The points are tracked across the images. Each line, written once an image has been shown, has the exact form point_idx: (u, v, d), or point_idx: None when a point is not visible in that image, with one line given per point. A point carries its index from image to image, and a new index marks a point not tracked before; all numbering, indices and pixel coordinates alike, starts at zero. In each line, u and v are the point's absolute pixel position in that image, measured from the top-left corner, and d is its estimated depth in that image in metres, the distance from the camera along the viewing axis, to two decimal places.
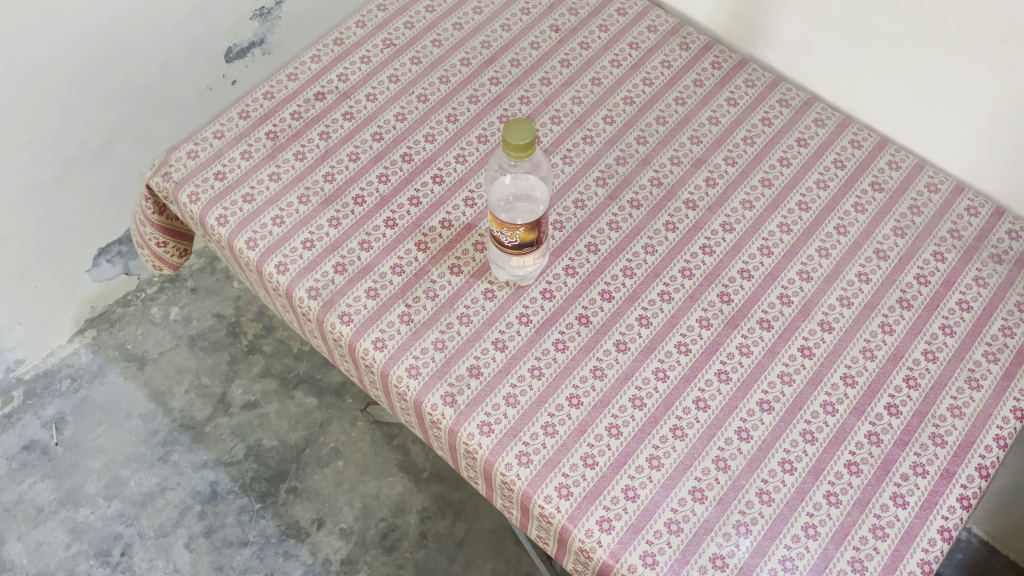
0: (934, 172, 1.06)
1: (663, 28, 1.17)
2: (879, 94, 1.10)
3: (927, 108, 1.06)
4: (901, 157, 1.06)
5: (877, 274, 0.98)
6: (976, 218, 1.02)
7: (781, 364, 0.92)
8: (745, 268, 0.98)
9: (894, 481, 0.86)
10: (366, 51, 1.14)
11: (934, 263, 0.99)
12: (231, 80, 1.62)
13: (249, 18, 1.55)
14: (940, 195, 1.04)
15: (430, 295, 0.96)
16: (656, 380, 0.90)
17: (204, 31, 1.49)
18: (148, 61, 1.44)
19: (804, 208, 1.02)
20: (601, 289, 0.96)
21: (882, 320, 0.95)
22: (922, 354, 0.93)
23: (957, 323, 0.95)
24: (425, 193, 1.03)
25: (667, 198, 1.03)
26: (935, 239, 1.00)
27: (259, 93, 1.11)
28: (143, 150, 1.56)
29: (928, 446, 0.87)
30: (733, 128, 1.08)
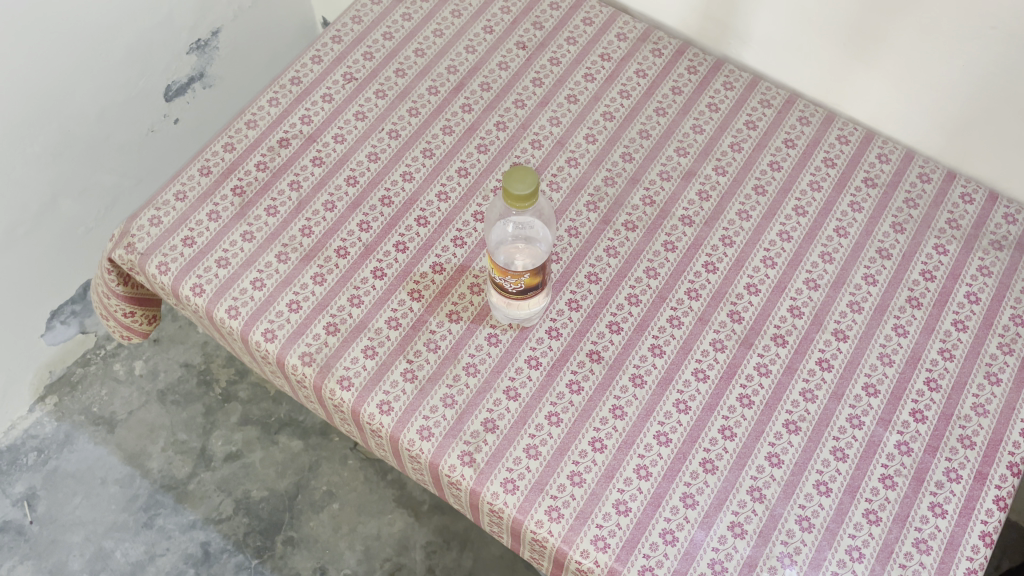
0: (924, 161, 1.04)
1: (633, 35, 1.13)
2: (861, 86, 1.07)
3: (911, 98, 1.04)
4: (890, 149, 1.04)
5: (882, 275, 0.96)
6: (972, 205, 1.01)
7: (802, 380, 0.89)
8: (751, 283, 0.95)
9: (929, 490, 0.84)
10: (327, 88, 1.08)
11: (937, 256, 0.97)
12: (173, 119, 1.53)
13: (186, 53, 1.46)
14: (933, 184, 1.02)
15: (432, 348, 0.91)
16: (678, 412, 0.87)
17: (140, 72, 1.40)
18: (86, 112, 1.35)
19: (801, 212, 0.99)
20: (609, 320, 0.92)
21: (895, 322, 0.93)
22: (939, 353, 0.91)
23: (969, 317, 0.93)
24: (410, 237, 0.97)
25: (662, 216, 0.99)
26: (934, 231, 0.99)
27: (218, 144, 1.03)
28: (89, 204, 1.46)
29: (958, 449, 0.86)
30: (718, 134, 1.05)
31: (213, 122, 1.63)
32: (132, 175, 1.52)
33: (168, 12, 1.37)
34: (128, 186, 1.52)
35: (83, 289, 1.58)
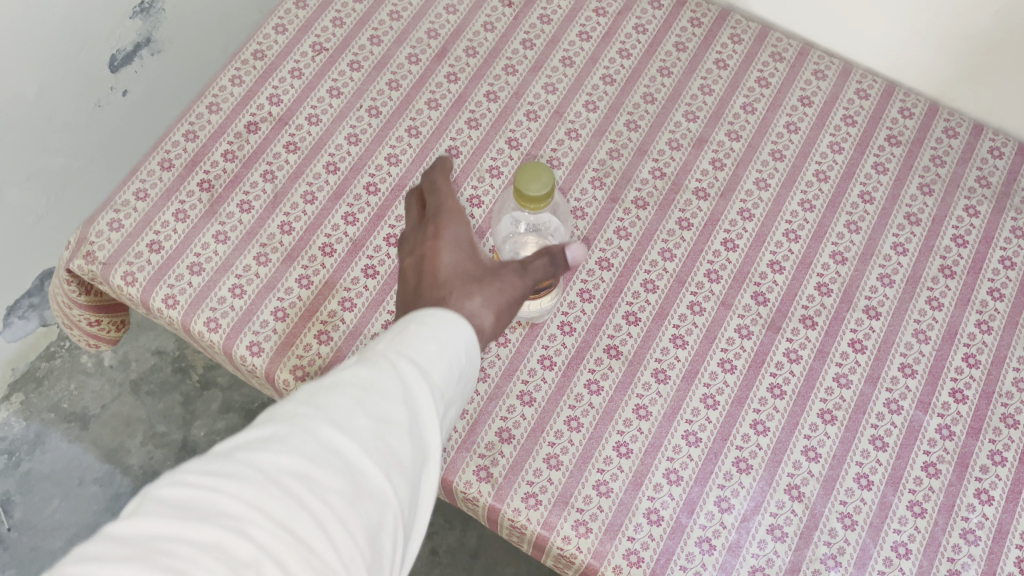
0: (949, 114, 0.96)
1: None
2: (882, 35, 0.99)
3: (934, 46, 0.96)
4: (913, 102, 0.96)
5: (912, 243, 0.89)
6: (1002, 159, 0.94)
7: (835, 365, 0.83)
8: (775, 260, 0.88)
9: (974, 476, 0.80)
10: (295, 62, 0.97)
11: (968, 219, 0.91)
12: (120, 91, 1.40)
13: (129, 17, 1.32)
14: (960, 138, 0.95)
15: None
16: (706, 409, 0.81)
17: (81, 43, 1.26)
18: (23, 92, 1.22)
19: (823, 177, 0.92)
20: (625, 311, 0.85)
21: (929, 295, 0.87)
22: (976, 326, 0.86)
23: (1004, 285, 0.88)
24: (402, 228, 0.89)
25: (675, 190, 0.91)
26: (964, 191, 0.92)
27: (178, 133, 0.93)
28: (36, 191, 1.34)
29: (1001, 430, 0.81)
30: (729, 94, 0.96)
31: (166, 92, 1.50)
32: (82, 155, 1.39)
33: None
34: (78, 167, 1.40)
35: (41, 280, 1.47)
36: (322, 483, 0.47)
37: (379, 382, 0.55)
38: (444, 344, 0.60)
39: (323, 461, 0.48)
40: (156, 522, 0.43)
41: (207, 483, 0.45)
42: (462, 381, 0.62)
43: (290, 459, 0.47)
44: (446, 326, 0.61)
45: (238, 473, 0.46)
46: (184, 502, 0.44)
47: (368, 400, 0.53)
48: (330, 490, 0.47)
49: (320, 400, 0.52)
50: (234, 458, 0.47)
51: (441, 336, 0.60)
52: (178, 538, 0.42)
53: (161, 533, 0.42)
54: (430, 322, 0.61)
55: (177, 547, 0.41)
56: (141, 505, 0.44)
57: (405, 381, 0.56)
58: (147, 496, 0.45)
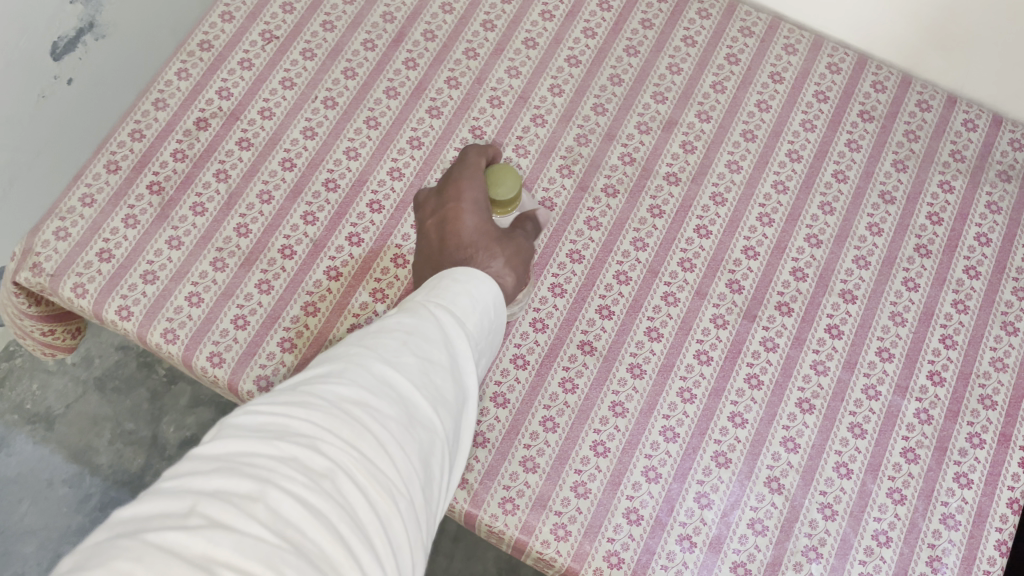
0: (923, 86, 0.94)
1: None
2: (852, 6, 0.96)
3: (906, 18, 0.93)
4: (885, 75, 0.94)
5: (888, 223, 0.88)
6: (976, 132, 0.92)
7: (812, 353, 0.82)
8: (749, 246, 0.86)
9: (953, 459, 0.79)
10: (244, 52, 0.92)
11: (943, 195, 0.89)
12: None
13: None
14: (933, 112, 0.93)
15: None
16: (683, 403, 0.80)
17: None
18: None
19: (796, 157, 0.90)
20: (598, 305, 0.83)
21: (905, 276, 0.86)
22: (953, 306, 0.85)
23: (980, 262, 0.87)
24: (364, 226, 0.85)
25: (645, 176, 0.88)
26: (938, 167, 0.90)
27: (124, 132, 0.88)
28: None
29: (979, 412, 0.81)
30: (698, 74, 0.93)
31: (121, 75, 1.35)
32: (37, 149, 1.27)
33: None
34: None
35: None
36: (380, 411, 0.48)
37: (422, 326, 0.56)
38: (475, 300, 0.61)
39: (379, 391, 0.50)
40: (235, 442, 0.44)
41: (276, 412, 0.47)
42: (491, 337, 0.63)
43: (350, 389, 0.49)
44: (477, 280, 0.62)
45: (303, 401, 0.47)
46: (257, 428, 0.45)
47: (415, 342, 0.54)
48: (386, 417, 0.49)
49: (368, 343, 0.54)
50: (298, 392, 0.49)
51: (472, 291, 0.61)
52: (256, 451, 0.43)
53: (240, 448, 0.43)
54: (461, 279, 0.61)
55: (257, 459, 0.43)
56: (215, 434, 0.45)
57: (444, 330, 0.57)
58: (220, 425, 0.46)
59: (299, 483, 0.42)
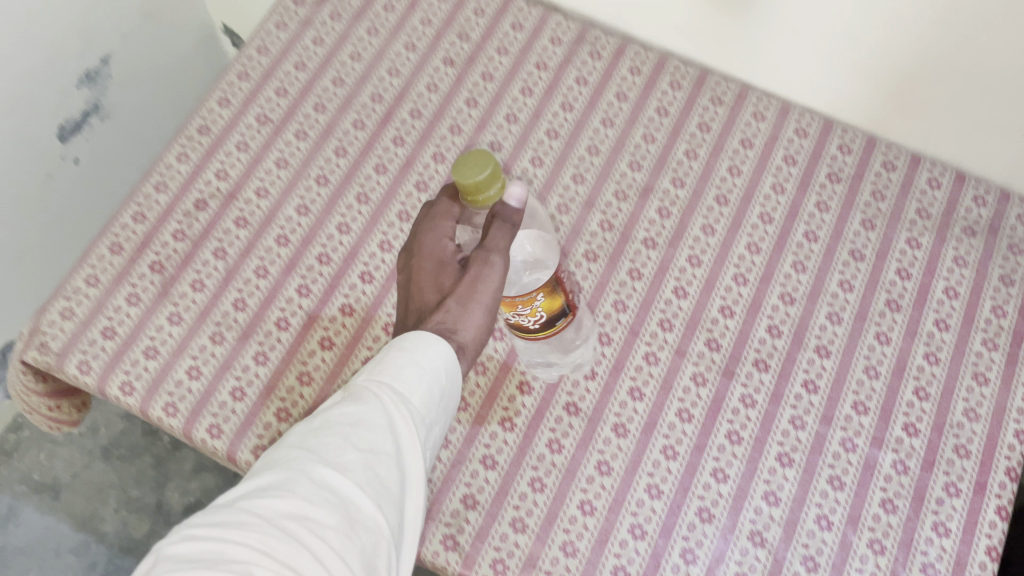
0: (887, 147, 0.98)
1: (568, 38, 1.04)
2: (812, 74, 1.01)
3: (865, 85, 0.98)
4: (850, 138, 0.98)
5: (858, 279, 0.91)
6: (940, 189, 0.96)
7: (789, 407, 0.85)
8: (725, 305, 0.90)
9: (931, 509, 0.81)
10: (240, 135, 0.98)
11: (911, 251, 0.92)
12: (71, 159, 1.40)
13: (75, 87, 1.32)
14: (898, 171, 0.97)
15: None
16: (666, 460, 0.82)
17: (27, 118, 1.25)
18: None
19: (767, 219, 0.94)
20: (582, 366, 0.87)
21: (876, 330, 0.89)
22: (925, 359, 0.87)
23: (950, 314, 0.89)
24: (357, 297, 0.89)
25: (624, 241, 0.93)
26: (905, 224, 0.94)
27: (127, 216, 0.93)
28: None
29: (954, 461, 0.83)
30: (672, 142, 0.98)
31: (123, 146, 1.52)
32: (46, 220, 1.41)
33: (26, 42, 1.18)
34: (29, 241, 1.39)
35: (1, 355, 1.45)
36: (316, 519, 0.54)
37: (365, 416, 0.62)
38: (423, 367, 0.66)
39: (318, 498, 0.55)
40: (179, 567, 0.51)
41: (214, 534, 0.53)
42: (445, 402, 0.68)
43: (290, 502, 0.55)
44: (423, 350, 0.67)
45: (241, 521, 0.53)
46: (199, 550, 0.52)
47: (357, 435, 0.60)
48: (326, 527, 0.54)
49: (312, 445, 0.60)
50: (242, 507, 0.55)
51: (418, 360, 0.66)
52: None
53: (179, 575, 0.50)
54: (409, 348, 0.67)
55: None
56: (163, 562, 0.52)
57: (387, 412, 0.62)
58: (171, 544, 0.53)
59: None
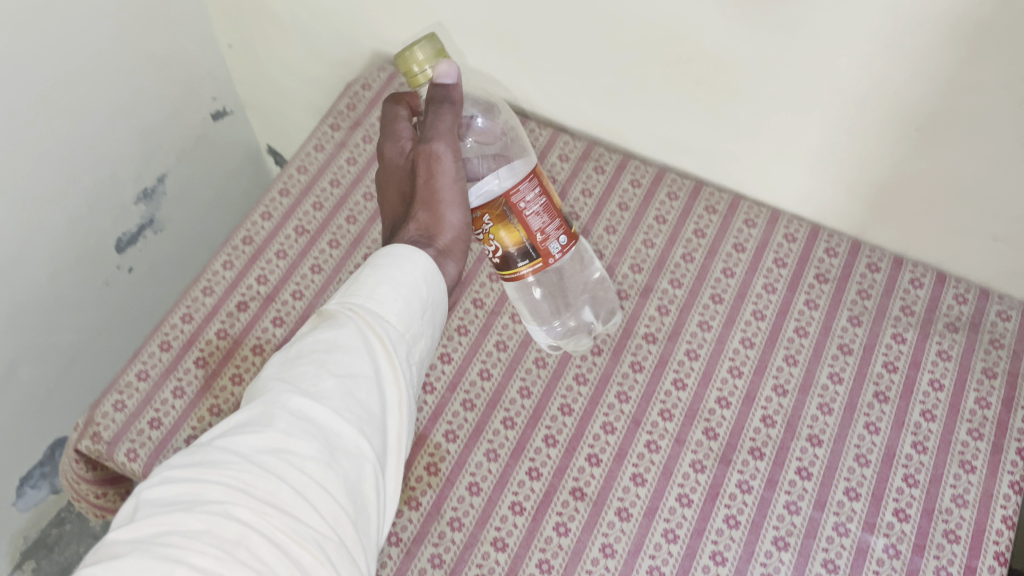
0: (870, 251, 1.14)
1: (574, 154, 1.24)
2: (800, 184, 1.15)
3: (849, 198, 1.13)
4: (836, 242, 1.15)
5: (847, 371, 1.04)
6: (922, 289, 1.10)
7: (796, 459, 0.98)
8: (722, 397, 1.03)
9: (934, 549, 0.92)
10: (280, 245, 1.16)
11: (897, 346, 1.06)
12: (126, 268, 1.62)
13: (134, 203, 1.57)
14: (882, 272, 1.12)
15: (432, 471, 0.99)
16: (682, 506, 0.95)
17: (86, 232, 1.46)
18: (36, 279, 1.38)
19: (760, 316, 1.09)
20: (587, 454, 1.00)
21: (866, 420, 1.00)
22: (913, 447, 0.98)
23: (936, 405, 1.01)
24: (436, 374, 1.07)
25: (627, 335, 1.09)
26: (891, 321, 1.08)
27: (177, 316, 1.10)
28: (44, 367, 1.48)
29: (944, 545, 0.92)
30: (670, 246, 1.16)
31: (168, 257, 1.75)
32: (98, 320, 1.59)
33: (100, 156, 1.42)
34: (85, 340, 1.57)
35: (52, 449, 1.60)
36: (296, 452, 0.66)
37: (342, 339, 0.73)
38: (396, 283, 0.78)
39: (295, 431, 0.66)
40: (159, 510, 0.62)
41: (190, 478, 0.63)
42: (427, 312, 0.80)
43: (268, 437, 0.66)
44: (396, 268, 0.79)
45: (219, 462, 0.64)
46: (177, 493, 0.63)
47: (334, 360, 0.72)
48: (305, 456, 0.66)
49: (293, 373, 0.71)
50: (218, 447, 0.66)
51: (390, 277, 0.78)
52: (170, 532, 0.60)
53: (160, 515, 0.61)
54: (381, 266, 0.79)
55: (172, 531, 0.60)
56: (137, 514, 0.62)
57: (362, 332, 0.74)
58: (154, 486, 0.64)
59: (210, 556, 0.59)
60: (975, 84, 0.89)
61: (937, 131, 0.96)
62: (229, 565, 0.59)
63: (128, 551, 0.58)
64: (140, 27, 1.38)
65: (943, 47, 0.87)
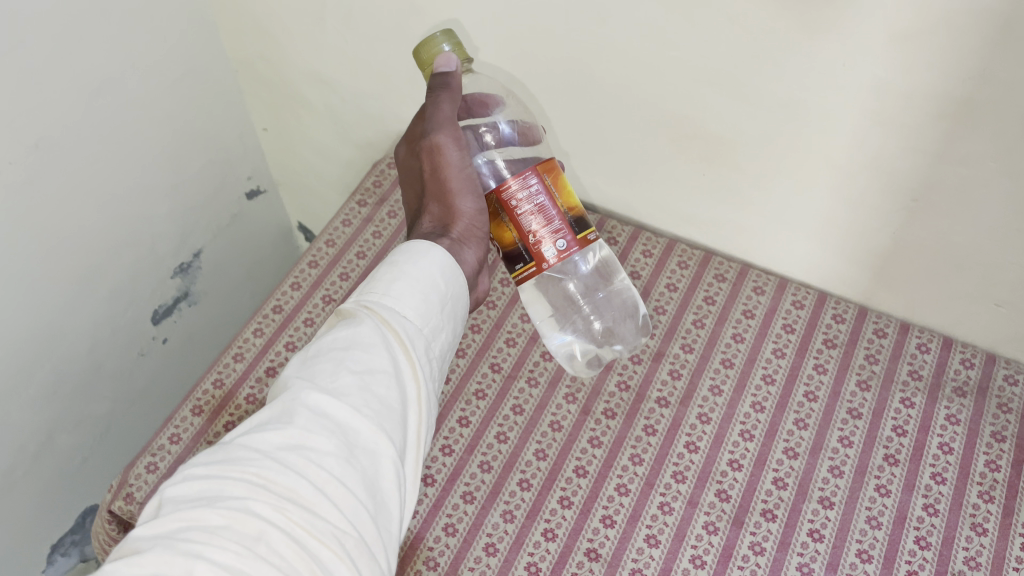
0: (877, 317, 1.14)
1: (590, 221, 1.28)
2: (804, 256, 1.18)
3: (859, 270, 1.14)
4: (843, 308, 1.15)
5: (874, 381, 1.07)
6: (929, 354, 1.09)
7: (827, 459, 1.00)
8: (745, 429, 1.03)
9: (961, 546, 0.92)
10: (308, 313, 1.21)
11: (914, 381, 1.06)
12: (161, 339, 1.57)
13: (170, 277, 1.55)
14: (889, 338, 1.11)
15: (468, 499, 0.99)
16: (721, 501, 0.97)
17: (128, 301, 1.45)
18: (78, 347, 1.36)
19: (780, 354, 1.10)
20: (631, 452, 1.02)
21: (893, 424, 1.02)
22: (939, 448, 1.00)
23: (959, 411, 1.03)
24: (471, 411, 1.07)
25: (660, 354, 1.11)
26: (907, 359, 1.09)
27: (208, 382, 1.14)
28: (82, 435, 1.43)
29: (972, 538, 0.93)
30: (690, 292, 1.18)
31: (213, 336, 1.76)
32: (130, 393, 1.52)
33: (150, 244, 1.46)
34: (120, 411, 1.51)
35: (83, 516, 1.49)
36: (315, 449, 0.64)
37: (360, 335, 0.72)
38: (413, 277, 0.78)
39: (315, 427, 0.65)
40: (180, 505, 0.61)
41: (212, 474, 0.62)
42: (446, 309, 0.80)
43: (288, 433, 0.65)
44: (414, 262, 0.79)
45: (239, 459, 0.63)
46: (199, 489, 0.62)
47: (353, 356, 0.71)
48: (322, 453, 0.64)
49: (310, 370, 0.70)
50: (240, 444, 0.65)
51: (405, 271, 0.78)
52: (189, 529, 0.58)
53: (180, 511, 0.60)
54: (399, 262, 0.79)
55: (194, 527, 0.59)
56: (160, 510, 0.61)
57: (380, 329, 0.74)
58: (176, 482, 0.63)
59: (231, 552, 0.57)
60: (965, 156, 0.93)
61: (941, 201, 0.99)
62: (249, 561, 0.57)
63: (151, 547, 0.57)
64: (184, 102, 1.44)
65: (934, 113, 0.91)
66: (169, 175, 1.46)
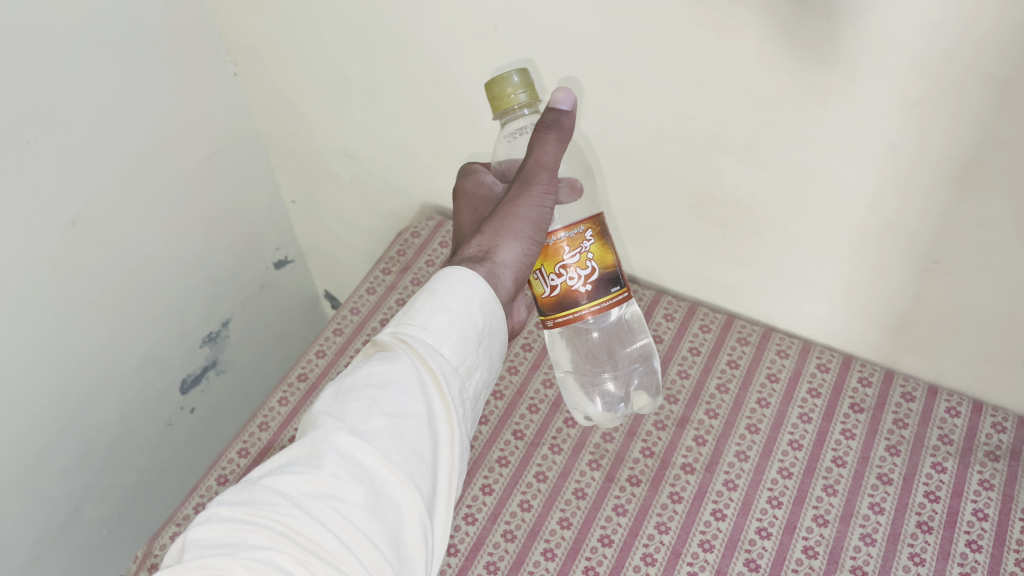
0: (904, 380, 1.13)
1: None
2: (826, 318, 1.17)
3: (878, 331, 1.13)
4: (869, 370, 1.14)
5: (903, 445, 1.05)
6: (959, 417, 1.07)
7: (858, 526, 0.98)
8: (772, 496, 1.02)
9: None
10: (330, 380, 1.22)
11: (945, 445, 1.04)
12: (188, 409, 1.58)
13: (199, 346, 1.57)
14: (918, 401, 1.10)
15: (492, 569, 0.98)
16: (750, 571, 0.95)
17: (157, 372, 1.47)
18: (107, 419, 1.38)
19: (806, 418, 1.09)
20: (656, 521, 1.00)
21: (925, 489, 1.00)
22: (974, 514, 0.97)
23: (993, 475, 1.01)
24: (494, 478, 1.07)
25: (684, 421, 1.10)
26: (937, 421, 1.07)
27: (234, 452, 1.15)
28: (110, 505, 1.43)
29: None
30: (713, 355, 1.18)
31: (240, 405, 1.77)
32: (159, 462, 1.54)
33: (181, 314, 1.49)
34: (148, 480, 1.51)
35: None
36: (342, 498, 0.64)
37: (396, 373, 0.71)
38: (454, 311, 0.74)
39: (343, 474, 0.65)
40: (205, 551, 0.62)
41: (241, 517, 0.63)
42: (486, 346, 0.77)
43: (314, 481, 0.64)
44: (457, 295, 0.75)
45: (268, 505, 0.63)
46: (224, 534, 0.63)
47: (387, 399, 0.70)
48: (350, 505, 0.64)
49: (342, 411, 0.69)
50: (267, 486, 0.65)
51: (450, 304, 0.74)
52: None
53: (200, 559, 0.60)
54: (440, 292, 0.75)
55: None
56: (189, 551, 0.62)
57: (417, 369, 0.72)
58: (200, 524, 0.64)
59: None
60: (982, 218, 0.93)
61: (960, 264, 0.99)
62: None
63: None
64: (216, 179, 1.48)
65: (950, 179, 0.92)
66: (200, 248, 1.49)
